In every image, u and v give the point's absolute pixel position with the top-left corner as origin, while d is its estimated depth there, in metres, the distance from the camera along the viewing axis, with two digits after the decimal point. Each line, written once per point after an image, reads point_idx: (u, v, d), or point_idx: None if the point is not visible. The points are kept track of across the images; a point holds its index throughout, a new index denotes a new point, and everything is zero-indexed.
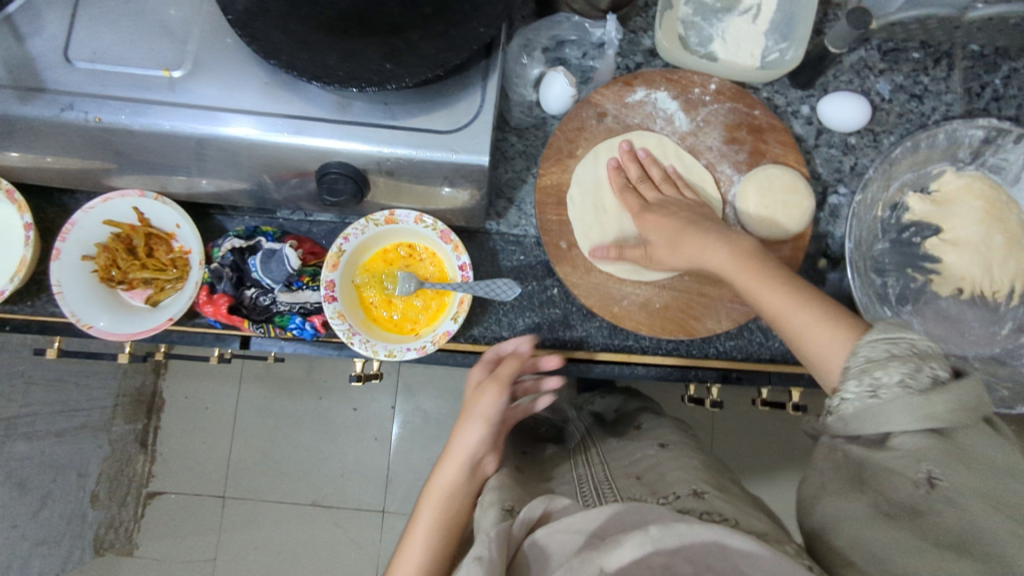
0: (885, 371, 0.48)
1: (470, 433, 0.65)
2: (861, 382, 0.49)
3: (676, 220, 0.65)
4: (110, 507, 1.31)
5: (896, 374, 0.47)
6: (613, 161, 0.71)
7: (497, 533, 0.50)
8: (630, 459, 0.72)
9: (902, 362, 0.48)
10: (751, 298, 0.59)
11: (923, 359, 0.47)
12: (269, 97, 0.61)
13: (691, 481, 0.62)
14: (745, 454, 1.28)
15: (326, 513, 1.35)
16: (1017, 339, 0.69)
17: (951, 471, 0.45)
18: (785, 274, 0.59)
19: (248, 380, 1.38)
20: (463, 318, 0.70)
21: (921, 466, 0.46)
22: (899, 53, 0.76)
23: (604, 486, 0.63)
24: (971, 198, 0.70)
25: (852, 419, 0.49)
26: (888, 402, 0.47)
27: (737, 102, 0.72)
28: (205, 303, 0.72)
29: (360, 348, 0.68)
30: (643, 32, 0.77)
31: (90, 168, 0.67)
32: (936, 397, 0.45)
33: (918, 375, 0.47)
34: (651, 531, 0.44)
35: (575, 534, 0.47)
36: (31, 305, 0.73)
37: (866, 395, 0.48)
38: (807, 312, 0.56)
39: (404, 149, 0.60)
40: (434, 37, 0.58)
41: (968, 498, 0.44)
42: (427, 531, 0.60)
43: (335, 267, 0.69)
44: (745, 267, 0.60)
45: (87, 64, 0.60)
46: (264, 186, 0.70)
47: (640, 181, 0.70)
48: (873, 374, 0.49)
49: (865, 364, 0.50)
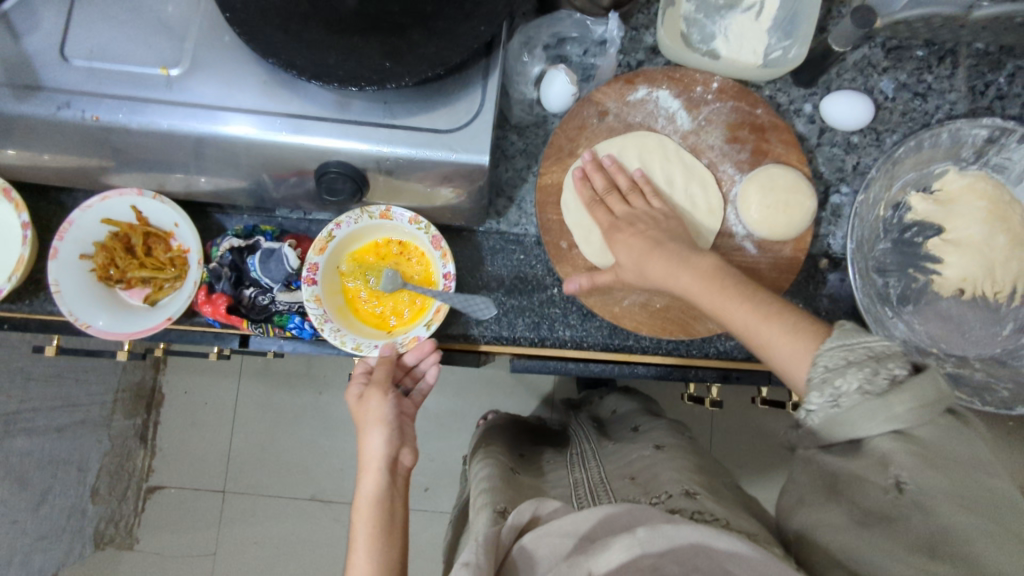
0: (843, 379, 0.47)
1: (371, 439, 0.65)
2: (823, 392, 0.48)
3: (646, 237, 0.63)
4: (110, 501, 1.31)
5: (854, 379, 0.47)
6: (578, 173, 0.70)
7: (485, 538, 0.50)
8: (625, 462, 0.72)
9: (860, 367, 0.47)
10: (720, 314, 0.57)
11: (879, 360, 0.47)
12: (267, 95, 0.60)
13: (682, 480, 0.62)
14: (743, 450, 1.28)
15: (325, 507, 1.36)
16: (1018, 339, 0.68)
17: (916, 472, 0.45)
18: (745, 285, 0.58)
19: (248, 375, 1.38)
20: (437, 325, 0.69)
21: (884, 466, 0.46)
22: (903, 51, 0.76)
23: (599, 490, 0.64)
24: (974, 198, 0.70)
25: (821, 430, 0.48)
26: (851, 409, 0.46)
27: (740, 101, 0.71)
28: (203, 303, 0.71)
29: (328, 336, 0.68)
30: (645, 29, 0.76)
31: (87, 166, 0.67)
32: (896, 398, 0.45)
33: (876, 377, 0.46)
34: (638, 534, 0.44)
35: (564, 538, 0.47)
36: (30, 304, 0.73)
37: (830, 404, 0.48)
38: (770, 324, 0.54)
39: (404, 148, 0.60)
40: (435, 35, 0.58)
41: (933, 498, 0.44)
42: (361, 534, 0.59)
43: (321, 251, 0.69)
44: (709, 282, 0.58)
45: (83, 62, 0.59)
46: (262, 185, 0.69)
47: (607, 191, 0.68)
48: (832, 383, 0.48)
49: (826, 372, 0.49)
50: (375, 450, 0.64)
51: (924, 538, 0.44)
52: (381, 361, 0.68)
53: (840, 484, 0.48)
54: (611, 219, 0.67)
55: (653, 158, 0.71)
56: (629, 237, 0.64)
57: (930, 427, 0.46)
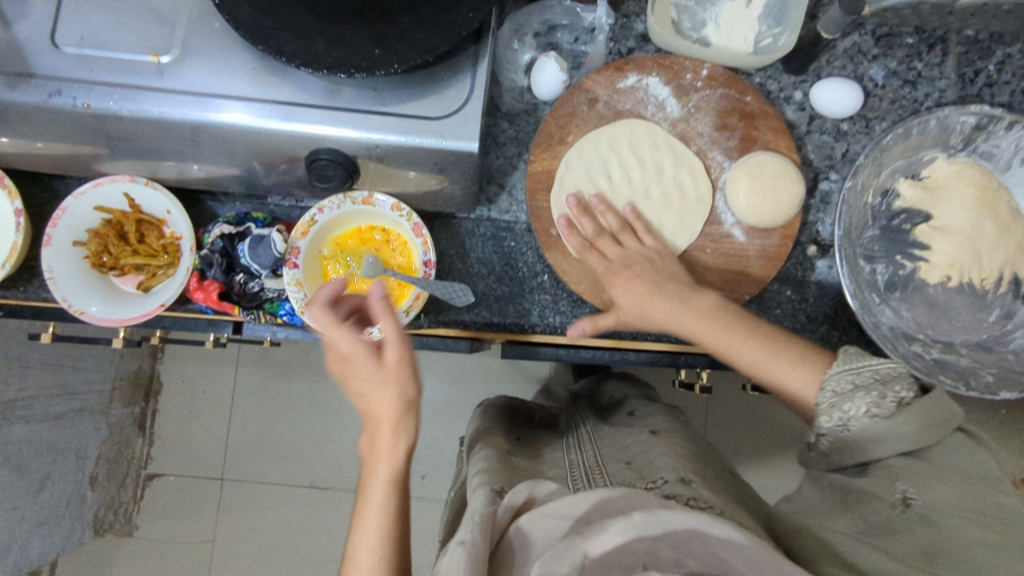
0: (851, 403, 0.54)
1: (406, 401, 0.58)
2: (833, 416, 0.55)
3: (642, 278, 0.66)
4: (109, 488, 1.33)
5: (863, 404, 0.54)
6: (565, 220, 0.70)
7: (481, 517, 0.49)
8: (620, 445, 0.73)
9: (866, 391, 0.54)
10: (726, 349, 0.62)
11: (888, 381, 0.54)
12: (258, 82, 0.60)
13: (680, 468, 0.62)
14: (737, 438, 1.29)
15: (324, 494, 1.37)
16: (1003, 325, 0.69)
17: (921, 488, 0.51)
18: (744, 321, 0.63)
19: (245, 364, 1.39)
20: (415, 312, 0.70)
21: (891, 483, 0.52)
22: (893, 38, 0.76)
23: (594, 471, 0.64)
24: (962, 186, 0.71)
25: (831, 452, 0.56)
26: (859, 431, 0.54)
27: (729, 88, 0.71)
28: (195, 289, 0.71)
29: (309, 320, 0.68)
30: (636, 16, 0.76)
31: (80, 153, 0.67)
32: (904, 418, 0.53)
33: (884, 401, 0.53)
34: (634, 517, 0.44)
35: (560, 519, 0.47)
36: (24, 290, 0.73)
37: (838, 427, 0.55)
38: (780, 364, 0.60)
39: (394, 135, 0.60)
40: (424, 22, 0.58)
41: (941, 514, 0.50)
42: (390, 501, 0.58)
43: (303, 235, 0.69)
44: (715, 318, 0.63)
45: (74, 49, 0.60)
46: (254, 172, 0.69)
47: (599, 233, 0.69)
48: (840, 407, 0.55)
49: (837, 395, 0.56)
50: (410, 415, 0.59)
51: (924, 545, 0.49)
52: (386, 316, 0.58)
53: (851, 499, 0.55)
54: (608, 266, 0.68)
55: (640, 192, 0.72)
56: (626, 279, 0.66)
57: (937, 440, 0.53)
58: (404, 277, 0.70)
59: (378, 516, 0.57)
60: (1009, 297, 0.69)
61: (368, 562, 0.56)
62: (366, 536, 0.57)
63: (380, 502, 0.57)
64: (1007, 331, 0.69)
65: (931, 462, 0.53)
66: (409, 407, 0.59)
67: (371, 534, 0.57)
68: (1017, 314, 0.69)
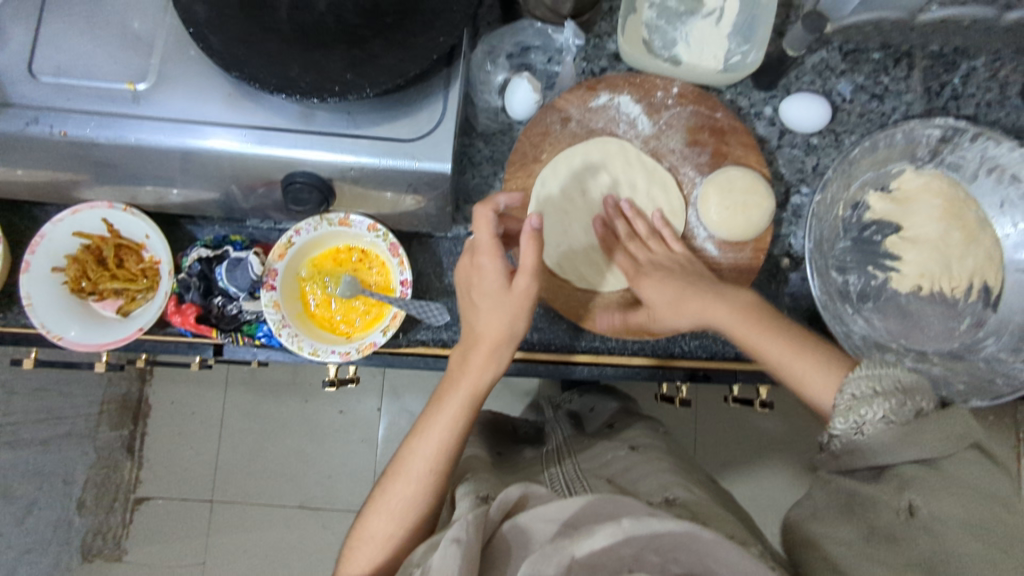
0: (868, 407, 0.50)
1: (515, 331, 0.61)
2: (847, 419, 0.51)
3: (677, 279, 0.66)
4: (97, 512, 1.32)
5: (879, 409, 0.50)
6: (598, 222, 0.74)
7: (473, 516, 0.49)
8: (600, 461, 0.72)
9: (886, 398, 0.50)
10: (758, 347, 0.60)
11: (907, 392, 0.50)
12: (233, 108, 0.61)
13: (663, 487, 0.61)
14: (725, 449, 1.29)
15: (314, 515, 1.36)
16: (975, 333, 0.71)
17: (929, 497, 0.47)
18: (780, 321, 0.61)
19: (234, 385, 1.39)
20: (393, 331, 0.70)
21: (899, 491, 0.48)
22: (860, 54, 0.77)
23: (575, 483, 0.63)
24: (930, 197, 0.72)
25: (843, 454, 0.52)
26: (873, 437, 0.50)
27: (699, 105, 0.73)
28: (173, 313, 0.72)
29: (286, 341, 0.69)
30: (607, 36, 0.78)
31: (59, 180, 0.68)
32: (924, 428, 0.48)
33: (902, 408, 0.49)
34: (623, 523, 0.43)
35: (549, 523, 0.47)
36: (4, 317, 0.74)
37: (852, 429, 0.51)
38: (803, 360, 0.58)
39: (368, 157, 0.61)
40: (395, 47, 0.59)
41: (945, 526, 0.46)
42: (461, 420, 0.60)
43: (280, 257, 0.70)
44: (758, 299, 0.63)
45: (51, 78, 0.60)
46: (232, 196, 0.70)
47: (629, 238, 0.72)
48: (859, 410, 0.51)
49: (851, 401, 0.52)
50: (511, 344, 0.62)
51: (924, 556, 0.46)
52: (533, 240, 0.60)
53: (854, 503, 0.51)
54: (636, 267, 0.69)
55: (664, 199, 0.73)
56: (658, 280, 0.67)
57: (949, 453, 0.48)
58: (380, 298, 0.70)
59: (443, 430, 0.60)
60: (979, 305, 0.71)
61: (420, 471, 0.58)
62: (426, 445, 0.59)
63: (451, 419, 0.60)
64: (978, 339, 0.71)
65: (941, 473, 0.48)
66: (513, 340, 0.62)
67: (431, 445, 0.59)
68: (988, 321, 0.71)
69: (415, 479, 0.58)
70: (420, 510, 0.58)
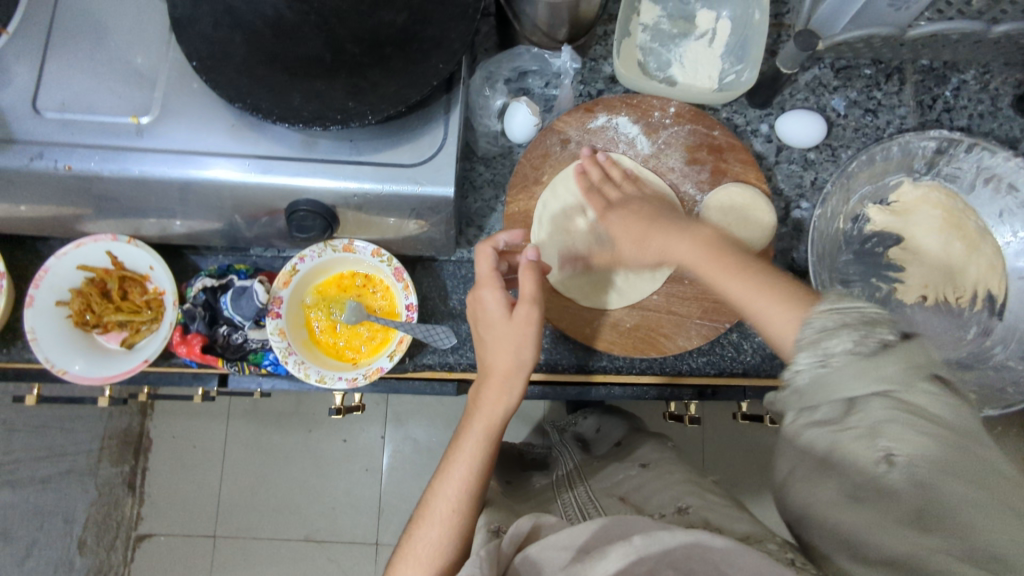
0: (834, 340, 0.44)
1: (522, 360, 0.61)
2: (813, 352, 0.45)
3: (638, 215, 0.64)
4: (98, 551, 1.29)
5: (845, 341, 0.44)
6: (576, 168, 0.72)
7: (485, 551, 0.48)
8: (612, 480, 0.71)
9: (853, 329, 0.44)
10: (717, 285, 0.55)
11: (871, 324, 0.44)
12: (237, 138, 0.62)
13: (675, 497, 0.60)
14: (735, 468, 1.28)
15: (319, 547, 1.34)
16: (983, 341, 0.72)
17: (903, 438, 0.40)
18: (747, 259, 0.55)
19: (235, 417, 1.38)
20: (400, 356, 0.70)
21: (872, 439, 0.41)
22: (852, 70, 0.79)
23: (588, 506, 0.62)
24: (929, 208, 0.73)
25: (809, 391, 0.45)
26: (841, 369, 0.43)
27: (697, 124, 0.73)
28: (178, 343, 0.72)
29: (293, 369, 0.69)
30: (604, 60, 0.79)
31: (63, 215, 0.68)
32: (886, 359, 0.42)
33: (866, 340, 0.43)
34: (634, 541, 0.42)
35: (562, 550, 0.46)
36: (8, 352, 0.73)
37: (817, 364, 0.44)
38: (763, 295, 0.52)
39: (371, 183, 0.61)
40: (395, 74, 0.60)
41: (924, 469, 0.39)
42: (480, 455, 0.58)
43: (286, 284, 0.70)
44: (715, 258, 0.56)
45: (55, 113, 0.61)
46: (236, 225, 0.71)
47: (604, 181, 0.71)
48: (823, 344, 0.45)
49: (814, 336, 0.45)
50: (522, 375, 0.61)
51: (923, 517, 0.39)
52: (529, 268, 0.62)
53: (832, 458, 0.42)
54: (608, 207, 0.68)
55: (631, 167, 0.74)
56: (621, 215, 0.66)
57: (908, 383, 0.42)
58: (386, 323, 0.70)
59: (464, 467, 0.57)
60: (985, 314, 0.72)
61: (444, 512, 0.56)
62: (448, 486, 0.57)
63: (471, 456, 0.58)
64: (986, 347, 0.71)
65: (908, 408, 0.41)
66: (523, 370, 0.61)
67: (453, 485, 0.57)
68: (995, 330, 0.71)
69: (441, 523, 0.55)
70: (448, 555, 0.54)
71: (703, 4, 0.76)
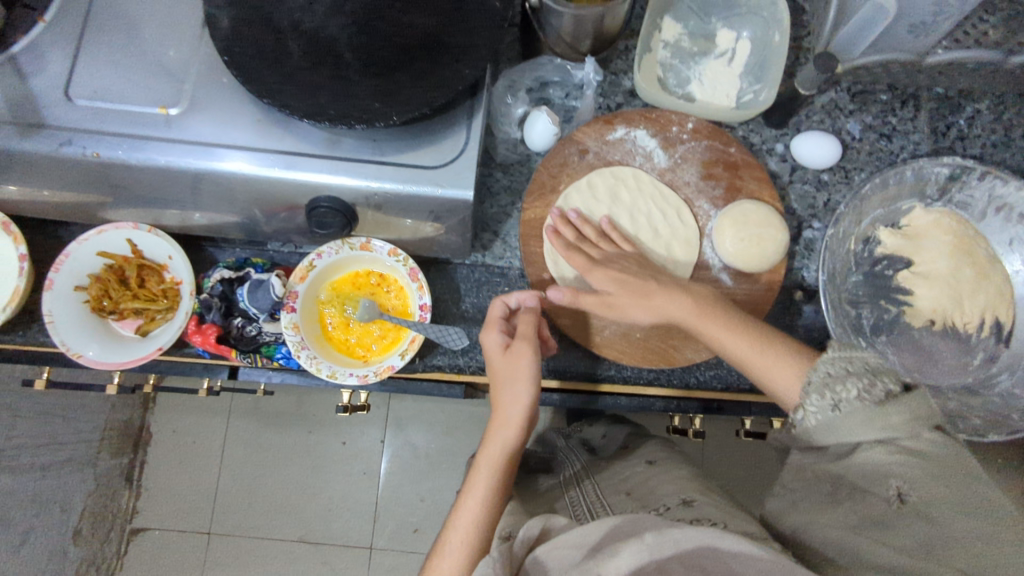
0: (842, 387, 0.51)
1: (516, 395, 0.62)
2: (823, 397, 0.51)
3: (630, 275, 0.67)
4: (93, 542, 1.28)
5: (854, 389, 0.50)
6: (549, 229, 0.73)
7: (497, 554, 0.49)
8: (620, 477, 0.72)
9: (857, 378, 0.51)
10: (716, 344, 0.63)
11: (876, 373, 0.50)
12: (260, 133, 0.63)
13: (680, 492, 0.61)
14: (734, 488, 1.27)
15: (313, 549, 1.34)
16: (988, 369, 0.72)
17: (916, 484, 0.45)
18: (743, 320, 0.64)
19: (237, 413, 1.38)
20: (411, 355, 0.70)
21: (883, 478, 0.46)
22: (867, 95, 0.79)
23: (596, 504, 0.63)
24: (940, 233, 0.73)
25: (816, 430, 0.51)
26: (850, 414, 0.49)
27: (713, 140, 0.75)
28: (193, 332, 0.72)
29: (305, 363, 0.69)
30: (624, 74, 0.80)
31: (87, 201, 0.69)
32: (893, 408, 0.48)
33: (873, 389, 0.49)
34: (645, 538, 0.43)
35: (574, 548, 0.46)
36: (23, 335, 0.74)
37: (828, 408, 0.51)
38: (774, 357, 0.61)
39: (393, 183, 0.62)
40: (421, 78, 0.61)
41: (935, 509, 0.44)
42: (488, 492, 0.59)
43: (302, 279, 0.71)
44: (702, 311, 0.64)
45: (87, 101, 0.62)
46: (255, 219, 0.72)
47: (580, 242, 0.71)
48: (832, 391, 0.51)
49: (825, 380, 0.53)
50: (519, 407, 0.61)
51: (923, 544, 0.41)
52: (530, 314, 0.65)
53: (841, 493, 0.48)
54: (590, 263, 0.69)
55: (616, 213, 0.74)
56: (610, 271, 0.68)
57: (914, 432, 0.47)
58: (400, 322, 0.71)
59: (476, 505, 0.58)
60: (992, 341, 0.72)
61: (456, 549, 0.56)
62: (461, 525, 0.57)
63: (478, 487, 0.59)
64: (991, 375, 0.72)
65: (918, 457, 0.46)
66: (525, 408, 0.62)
67: (466, 524, 0.57)
68: (1002, 357, 0.71)
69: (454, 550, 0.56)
70: None
71: (723, 24, 0.78)
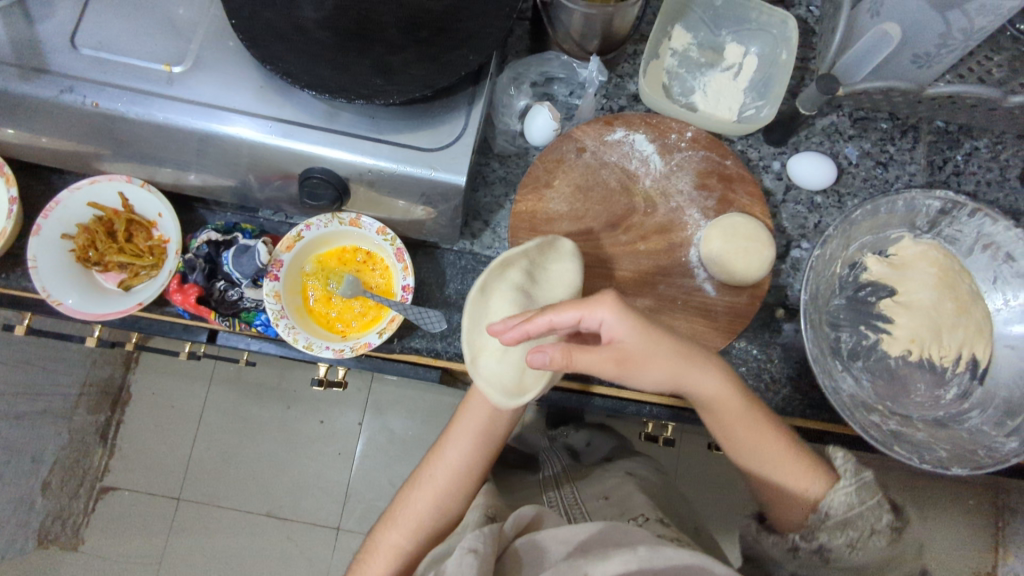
0: (855, 533, 0.57)
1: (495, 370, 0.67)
2: (841, 535, 0.57)
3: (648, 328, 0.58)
4: (61, 496, 1.27)
5: (859, 534, 0.56)
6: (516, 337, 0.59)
7: (489, 530, 0.50)
8: (595, 484, 0.73)
9: (864, 516, 0.57)
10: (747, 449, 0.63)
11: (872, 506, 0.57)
12: (261, 99, 0.63)
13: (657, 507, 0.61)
14: (704, 504, 1.27)
15: (280, 525, 1.33)
16: (961, 405, 0.72)
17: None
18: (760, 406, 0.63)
19: (218, 382, 1.38)
20: (389, 335, 0.71)
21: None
22: (868, 122, 0.80)
23: (574, 508, 0.63)
24: (926, 265, 0.75)
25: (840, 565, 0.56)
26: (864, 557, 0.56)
27: (710, 151, 0.75)
28: (174, 291, 0.73)
29: (282, 332, 0.69)
30: (629, 78, 0.81)
31: (83, 151, 0.70)
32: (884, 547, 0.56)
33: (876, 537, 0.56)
34: (639, 551, 0.42)
35: (561, 543, 0.46)
36: (6, 277, 0.73)
37: (843, 545, 0.57)
38: (789, 464, 0.62)
39: (386, 161, 0.62)
40: (426, 60, 0.61)
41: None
42: (465, 441, 0.67)
43: (288, 249, 0.71)
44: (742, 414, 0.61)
45: (91, 51, 0.62)
46: (248, 185, 0.72)
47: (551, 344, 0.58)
48: (846, 529, 0.57)
49: (838, 519, 0.58)
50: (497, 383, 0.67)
51: None
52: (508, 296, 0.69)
53: None
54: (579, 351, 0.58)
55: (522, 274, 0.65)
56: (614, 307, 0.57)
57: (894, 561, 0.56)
58: (380, 300, 0.71)
59: (452, 450, 0.67)
60: (966, 376, 0.72)
61: (428, 492, 0.65)
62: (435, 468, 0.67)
63: (451, 441, 0.67)
64: (963, 411, 0.71)
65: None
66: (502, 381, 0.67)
67: (440, 466, 0.67)
68: (974, 393, 0.72)
69: (425, 495, 0.65)
70: (426, 528, 0.64)
71: (733, 38, 0.79)
